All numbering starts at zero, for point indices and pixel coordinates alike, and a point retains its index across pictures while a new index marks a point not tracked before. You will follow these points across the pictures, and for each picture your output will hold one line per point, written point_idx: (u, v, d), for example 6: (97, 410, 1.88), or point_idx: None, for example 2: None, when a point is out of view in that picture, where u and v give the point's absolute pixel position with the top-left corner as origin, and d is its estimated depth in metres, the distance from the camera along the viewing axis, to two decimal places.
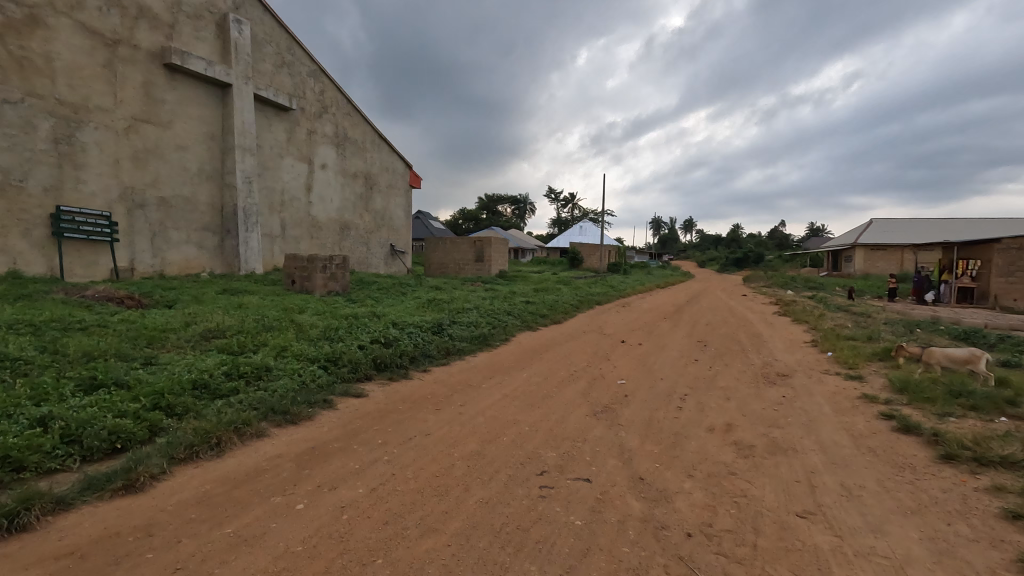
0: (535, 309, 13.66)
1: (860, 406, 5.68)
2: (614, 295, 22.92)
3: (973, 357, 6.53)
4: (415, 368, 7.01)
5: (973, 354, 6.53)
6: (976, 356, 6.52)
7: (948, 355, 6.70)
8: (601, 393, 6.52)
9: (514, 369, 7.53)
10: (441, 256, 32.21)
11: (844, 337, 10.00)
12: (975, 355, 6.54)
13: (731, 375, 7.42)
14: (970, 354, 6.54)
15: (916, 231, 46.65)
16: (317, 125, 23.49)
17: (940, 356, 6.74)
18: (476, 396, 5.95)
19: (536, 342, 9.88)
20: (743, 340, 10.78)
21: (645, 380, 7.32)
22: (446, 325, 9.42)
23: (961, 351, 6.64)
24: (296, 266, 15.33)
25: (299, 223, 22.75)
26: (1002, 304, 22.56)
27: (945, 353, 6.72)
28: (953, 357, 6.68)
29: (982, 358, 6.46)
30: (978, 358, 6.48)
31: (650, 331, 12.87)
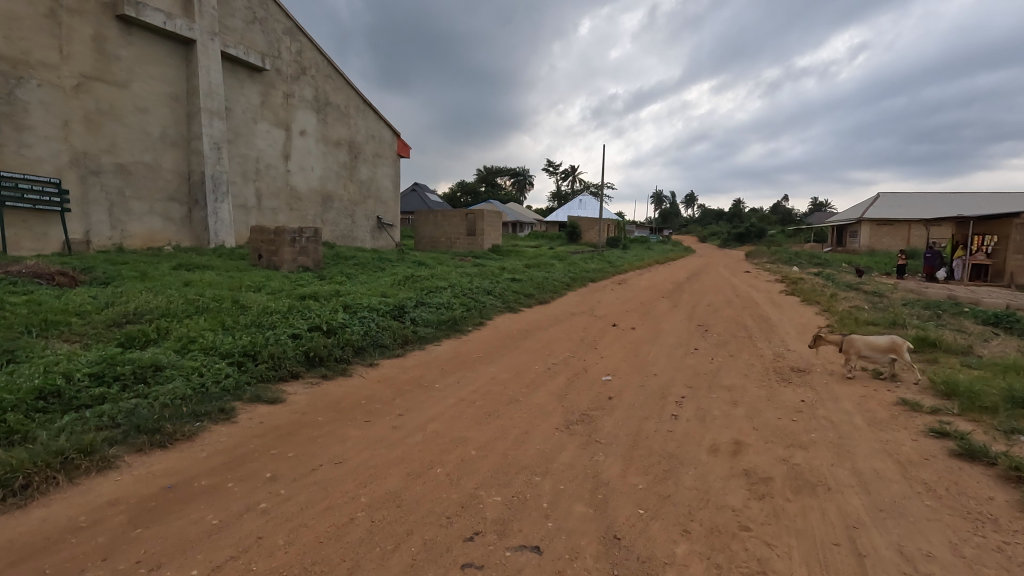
0: (521, 288, 12.50)
1: (900, 417, 4.56)
2: (610, 271, 21.73)
3: (896, 345, 5.49)
4: (360, 362, 5.90)
5: (895, 342, 5.50)
6: (898, 345, 5.49)
7: (868, 345, 5.64)
8: (580, 394, 5.39)
9: (481, 360, 6.39)
10: (432, 230, 30.89)
11: (863, 321, 8.88)
12: (898, 343, 5.50)
13: (737, 370, 6.27)
14: (893, 343, 5.50)
15: (924, 205, 45.17)
16: (295, 88, 21.94)
17: (860, 347, 5.69)
18: (425, 400, 4.83)
19: (516, 325, 8.73)
20: (749, 324, 9.63)
21: (635, 375, 6.19)
22: (411, 307, 8.27)
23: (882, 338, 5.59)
24: (263, 240, 14.11)
25: (277, 193, 21.41)
26: (1018, 282, 21.40)
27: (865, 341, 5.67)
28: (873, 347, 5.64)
29: (905, 346, 5.44)
30: (900, 347, 5.45)
31: (646, 311, 11.73)
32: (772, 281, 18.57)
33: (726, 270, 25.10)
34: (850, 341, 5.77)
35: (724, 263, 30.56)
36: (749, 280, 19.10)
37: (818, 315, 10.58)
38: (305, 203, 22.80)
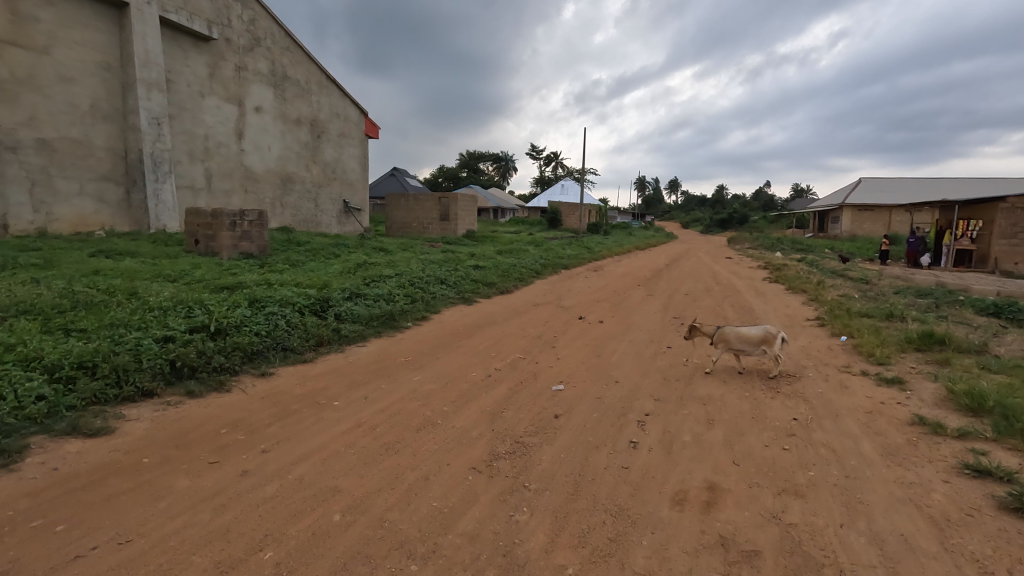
0: (482, 275, 11.39)
1: (921, 444, 3.56)
2: (586, 258, 20.70)
3: (770, 336, 5.05)
4: (249, 371, 4.74)
5: (770, 332, 5.07)
6: (773, 335, 5.06)
7: (743, 335, 5.13)
8: (520, 411, 4.30)
9: (407, 366, 5.26)
10: (403, 214, 29.51)
11: (854, 313, 7.93)
12: (771, 334, 5.08)
13: (714, 376, 5.25)
14: (768, 333, 5.06)
15: (906, 191, 44.83)
16: (248, 61, 20.33)
17: (734, 337, 5.16)
18: (311, 427, 3.70)
19: (465, 320, 7.61)
20: (731, 316, 8.61)
21: (593, 383, 5.13)
22: (339, 299, 7.11)
23: (756, 329, 5.15)
24: (199, 223, 12.75)
25: (229, 175, 19.89)
26: (1002, 268, 20.86)
27: (739, 332, 5.17)
28: (748, 338, 5.14)
29: (779, 337, 5.03)
30: (774, 338, 5.02)
31: (618, 302, 10.67)
32: (754, 267, 17.68)
33: (706, 256, 24.22)
34: (724, 331, 5.23)
35: (705, 249, 29.72)
36: (730, 266, 18.19)
37: (804, 305, 9.63)
38: (261, 185, 21.31)
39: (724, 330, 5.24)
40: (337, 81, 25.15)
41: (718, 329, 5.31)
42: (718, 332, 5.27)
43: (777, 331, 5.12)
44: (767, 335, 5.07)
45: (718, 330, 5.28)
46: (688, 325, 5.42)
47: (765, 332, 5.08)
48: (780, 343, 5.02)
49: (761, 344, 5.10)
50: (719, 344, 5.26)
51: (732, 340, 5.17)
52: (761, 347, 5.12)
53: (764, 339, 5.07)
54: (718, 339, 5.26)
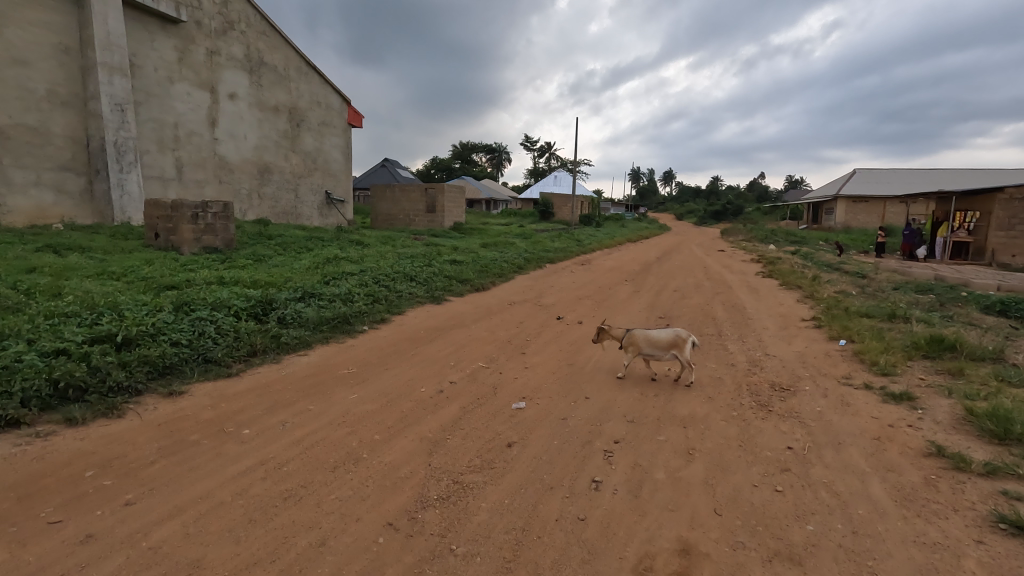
0: (459, 271, 10.73)
1: (941, 484, 2.95)
2: (576, 250, 20.06)
3: (679, 340, 4.66)
4: (157, 389, 4.05)
5: (680, 335, 4.69)
6: (683, 338, 4.68)
7: (652, 337, 4.74)
8: (467, 438, 3.66)
9: (348, 380, 4.61)
10: (389, 206, 28.72)
11: (853, 312, 7.33)
12: (681, 336, 4.69)
13: (698, 390, 4.62)
14: (677, 335, 4.68)
15: (900, 182, 44.38)
16: (220, 45, 19.44)
17: (643, 340, 4.77)
18: (202, 467, 3.03)
19: (429, 321, 6.95)
20: (721, 314, 8.00)
21: (560, 400, 4.49)
22: (289, 300, 6.44)
23: (666, 332, 4.77)
24: (159, 216, 11.98)
25: (202, 165, 19.06)
26: (999, 261, 20.36)
27: (648, 334, 4.79)
28: (658, 341, 4.75)
29: (689, 339, 4.65)
30: (683, 340, 4.63)
31: (603, 299, 10.04)
32: (747, 261, 17.13)
33: (699, 249, 23.64)
34: (634, 333, 4.85)
35: (697, 241, 29.22)
36: (723, 260, 17.63)
37: (799, 302, 9.04)
38: (237, 176, 20.47)
39: (635, 332, 4.85)
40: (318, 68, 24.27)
41: (629, 331, 4.93)
42: (628, 335, 4.89)
43: (689, 334, 4.73)
44: (678, 338, 4.68)
45: (629, 333, 4.89)
46: (597, 328, 5.05)
47: (675, 335, 4.70)
48: (690, 346, 4.64)
49: (670, 348, 4.71)
50: (630, 348, 4.87)
51: (642, 344, 4.78)
52: (670, 351, 4.73)
53: (673, 343, 4.69)
54: (628, 343, 4.87)
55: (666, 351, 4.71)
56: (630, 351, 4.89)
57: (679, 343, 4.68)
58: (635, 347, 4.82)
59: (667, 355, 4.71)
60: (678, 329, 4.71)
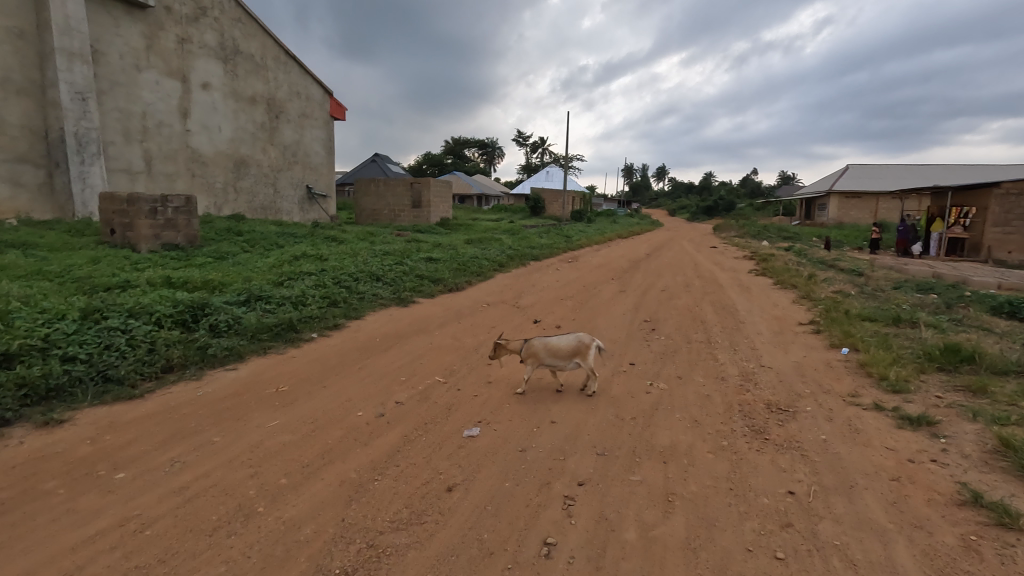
0: (433, 269, 10.06)
1: (981, 546, 2.34)
2: (564, 247, 19.38)
3: (581, 347, 4.16)
4: (32, 418, 3.37)
5: (582, 341, 4.18)
6: (586, 344, 4.18)
7: (552, 347, 4.21)
8: (398, 480, 3.00)
9: (274, 402, 3.94)
10: (373, 201, 27.96)
11: (854, 316, 6.73)
12: (583, 342, 4.19)
13: (682, 412, 4.00)
14: (579, 342, 4.16)
15: (893, 177, 44.02)
16: (192, 32, 18.60)
17: (543, 351, 4.23)
18: (39, 532, 2.35)
19: (389, 327, 6.27)
20: (712, 316, 7.36)
21: (520, 424, 3.84)
22: (228, 304, 5.75)
23: (567, 338, 4.25)
24: (114, 210, 11.21)
25: (173, 158, 18.24)
26: (994, 258, 19.92)
27: (548, 344, 4.24)
28: (559, 350, 4.23)
29: (592, 345, 4.16)
30: (586, 347, 4.13)
31: (586, 299, 9.38)
32: (739, 258, 16.53)
33: (690, 245, 23.05)
34: (532, 343, 4.29)
35: (689, 237, 28.65)
36: (714, 257, 17.04)
37: (795, 303, 8.43)
38: (211, 169, 19.66)
39: (533, 342, 4.29)
40: (297, 57, 23.44)
41: (527, 341, 4.36)
42: (526, 345, 4.32)
43: (592, 338, 4.23)
44: (582, 345, 4.18)
45: (527, 343, 4.33)
46: (492, 340, 4.45)
47: (577, 343, 4.18)
48: (593, 352, 4.17)
49: (573, 356, 4.22)
50: (530, 360, 4.32)
51: (542, 355, 4.25)
52: (573, 359, 4.23)
53: (576, 351, 4.18)
54: (528, 354, 4.31)
55: (569, 360, 4.22)
56: (530, 363, 4.34)
57: (584, 351, 4.18)
58: (536, 359, 4.28)
59: (570, 365, 4.22)
60: (581, 335, 4.19)
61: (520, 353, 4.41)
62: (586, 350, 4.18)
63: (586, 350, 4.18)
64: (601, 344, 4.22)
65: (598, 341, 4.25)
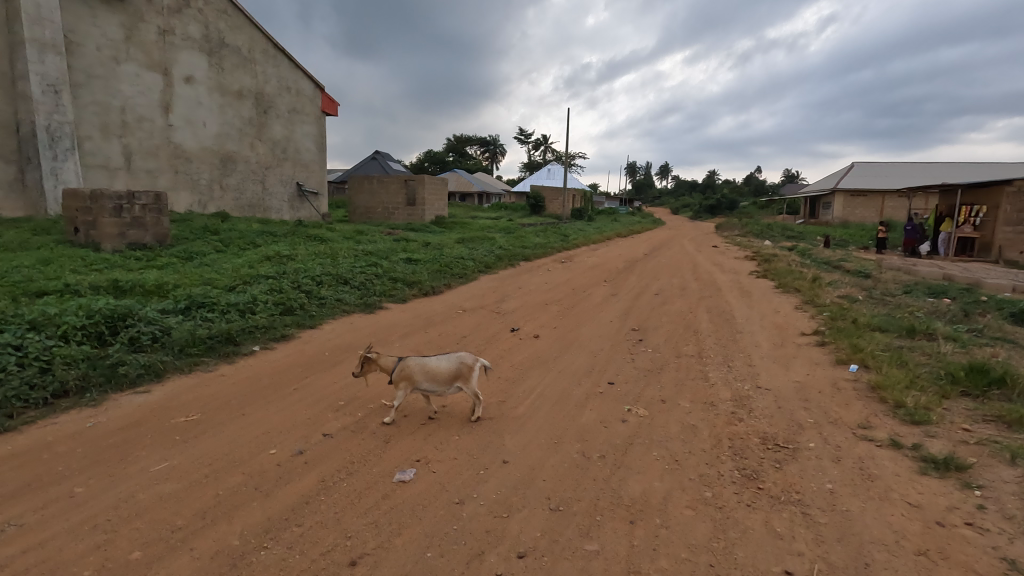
0: (410, 270, 9.43)
1: None
2: (559, 246, 18.76)
3: (464, 369, 3.64)
4: None
5: (465, 363, 3.66)
6: (468, 366, 3.67)
7: (431, 370, 3.64)
8: (291, 550, 2.37)
9: (172, 438, 3.31)
10: (367, 198, 27.37)
11: (862, 325, 6.08)
12: (465, 364, 3.67)
13: (660, 448, 3.37)
14: (462, 364, 3.64)
15: (899, 175, 43.23)
16: (174, 23, 18.01)
17: (420, 374, 3.64)
18: None
19: (345, 338, 5.65)
20: (707, 325, 6.72)
21: (464, 466, 3.21)
22: (159, 313, 5.15)
23: (447, 359, 3.69)
24: (78, 208, 10.62)
25: (154, 153, 17.66)
26: (1006, 258, 19.17)
27: (425, 365, 3.67)
28: (438, 373, 3.67)
29: (475, 367, 3.66)
30: (469, 370, 3.62)
31: (573, 304, 8.74)
32: (741, 258, 15.87)
33: (691, 245, 22.37)
34: (407, 364, 3.68)
35: (690, 236, 27.94)
36: (714, 257, 16.38)
37: (798, 309, 7.78)
38: (195, 166, 19.09)
39: (407, 363, 3.69)
40: (287, 51, 22.84)
41: (400, 361, 3.74)
42: (399, 366, 3.70)
43: (475, 357, 3.73)
44: (467, 367, 3.67)
45: (400, 363, 3.72)
46: (360, 357, 3.80)
47: (459, 364, 3.65)
48: (478, 375, 3.68)
49: (455, 380, 3.69)
50: (403, 384, 3.71)
51: (419, 379, 3.66)
52: (453, 382, 3.71)
53: (458, 374, 3.66)
54: (401, 377, 3.70)
55: (450, 385, 3.68)
56: (405, 387, 3.73)
57: (469, 373, 3.67)
58: (412, 383, 3.68)
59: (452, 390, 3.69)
60: (464, 355, 3.67)
61: (392, 375, 3.79)
62: (471, 374, 3.68)
63: (471, 375, 3.68)
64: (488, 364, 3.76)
65: (483, 360, 3.77)
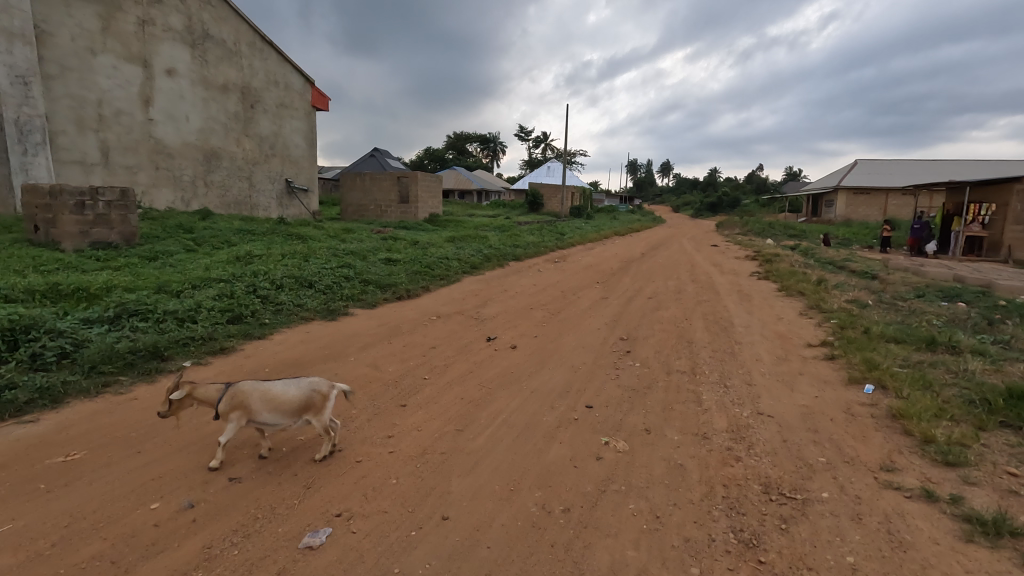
0: (386, 271, 8.81)
1: None
2: (554, 245, 18.15)
3: (317, 398, 3.01)
4: None
5: (319, 391, 3.03)
6: (322, 395, 3.05)
7: (273, 400, 2.92)
8: None
9: (34, 487, 2.68)
10: (359, 196, 26.74)
11: (875, 336, 5.46)
12: (318, 392, 3.04)
13: (639, 500, 2.74)
14: (315, 392, 3.00)
15: (903, 173, 42.56)
16: (154, 14, 17.37)
17: (259, 404, 2.90)
18: None
19: (294, 351, 5.03)
20: (702, 333, 6.08)
21: (392, 525, 2.59)
22: (78, 326, 4.54)
23: (294, 385, 3.00)
24: (37, 205, 10.00)
25: (134, 149, 17.05)
26: (1016, 258, 18.51)
27: (266, 392, 2.94)
28: (283, 403, 2.96)
29: (331, 395, 3.06)
30: (324, 399, 3.01)
31: (560, 308, 8.12)
32: (741, 258, 15.26)
33: (690, 243, 21.77)
34: (242, 392, 2.91)
35: (690, 235, 27.34)
36: (713, 257, 15.78)
37: (802, 316, 7.15)
38: (178, 162, 18.48)
39: (241, 390, 2.92)
40: (274, 43, 22.20)
41: (230, 387, 2.95)
42: (230, 394, 2.91)
43: (329, 384, 3.12)
44: (321, 396, 3.04)
45: (231, 391, 2.93)
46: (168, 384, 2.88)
47: (312, 393, 3.00)
48: (333, 404, 3.07)
49: (304, 412, 3.02)
50: (233, 414, 2.93)
51: (256, 410, 2.92)
52: (300, 415, 3.03)
53: (309, 405, 3.00)
54: (232, 409, 2.91)
55: (295, 418, 2.99)
56: (235, 421, 2.94)
57: (323, 403, 3.05)
58: (246, 415, 2.92)
59: (295, 423, 3.01)
60: (317, 381, 3.04)
61: (217, 406, 2.97)
62: (321, 405, 3.04)
63: (321, 405, 3.04)
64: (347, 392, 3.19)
65: (340, 387, 3.16)
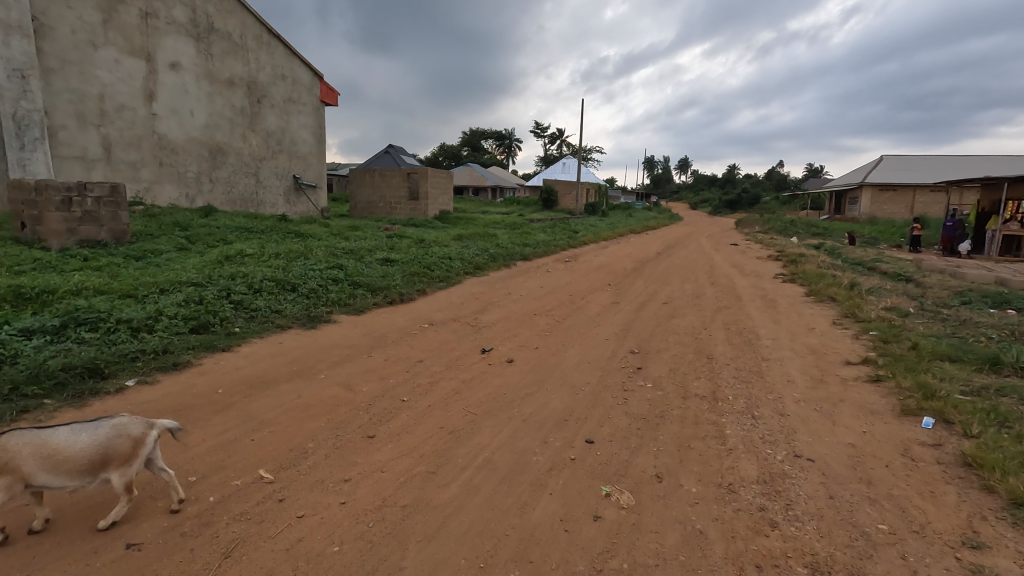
0: (380, 273, 8.24)
1: None
2: (566, 244, 17.47)
3: (123, 444, 2.41)
4: None
5: (125, 434, 2.42)
6: (132, 438, 2.44)
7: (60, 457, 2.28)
8: None
9: None
10: (368, 192, 26.32)
11: (925, 356, 4.73)
12: (125, 436, 2.43)
13: None
14: (118, 436, 2.40)
15: (932, 169, 41.00)
16: (158, 6, 17.03)
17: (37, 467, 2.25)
18: None
19: (260, 366, 4.47)
20: (723, 346, 5.41)
21: None
22: (11, 340, 4.02)
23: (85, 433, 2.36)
24: (23, 201, 9.63)
25: (136, 144, 16.75)
26: None
27: (45, 449, 2.29)
28: (76, 461, 2.33)
29: (144, 435, 2.48)
30: (137, 442, 2.43)
31: (566, 314, 7.48)
32: (763, 258, 14.45)
33: (708, 242, 20.94)
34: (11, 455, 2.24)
35: (708, 233, 26.47)
36: (733, 257, 15.00)
37: (835, 326, 6.42)
38: (182, 158, 18.17)
39: (10, 453, 2.25)
40: (282, 37, 21.81)
41: None
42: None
43: (143, 422, 2.52)
44: (133, 441, 2.44)
45: None
46: None
47: (119, 441, 2.40)
48: (150, 447, 2.50)
49: (110, 465, 2.40)
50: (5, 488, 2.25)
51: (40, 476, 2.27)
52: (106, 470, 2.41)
53: (115, 456, 2.40)
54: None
55: (99, 476, 2.38)
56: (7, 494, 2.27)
57: (136, 448, 2.46)
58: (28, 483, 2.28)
59: (99, 483, 2.39)
60: (124, 422, 2.44)
61: None
62: (129, 451, 2.44)
63: (129, 452, 2.44)
64: (176, 429, 2.62)
65: (160, 424, 2.58)
